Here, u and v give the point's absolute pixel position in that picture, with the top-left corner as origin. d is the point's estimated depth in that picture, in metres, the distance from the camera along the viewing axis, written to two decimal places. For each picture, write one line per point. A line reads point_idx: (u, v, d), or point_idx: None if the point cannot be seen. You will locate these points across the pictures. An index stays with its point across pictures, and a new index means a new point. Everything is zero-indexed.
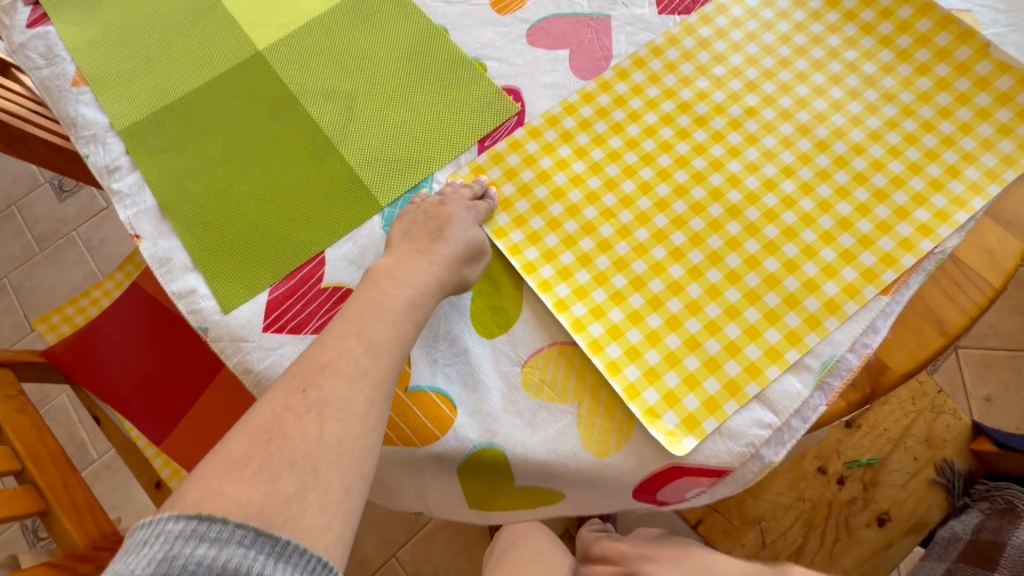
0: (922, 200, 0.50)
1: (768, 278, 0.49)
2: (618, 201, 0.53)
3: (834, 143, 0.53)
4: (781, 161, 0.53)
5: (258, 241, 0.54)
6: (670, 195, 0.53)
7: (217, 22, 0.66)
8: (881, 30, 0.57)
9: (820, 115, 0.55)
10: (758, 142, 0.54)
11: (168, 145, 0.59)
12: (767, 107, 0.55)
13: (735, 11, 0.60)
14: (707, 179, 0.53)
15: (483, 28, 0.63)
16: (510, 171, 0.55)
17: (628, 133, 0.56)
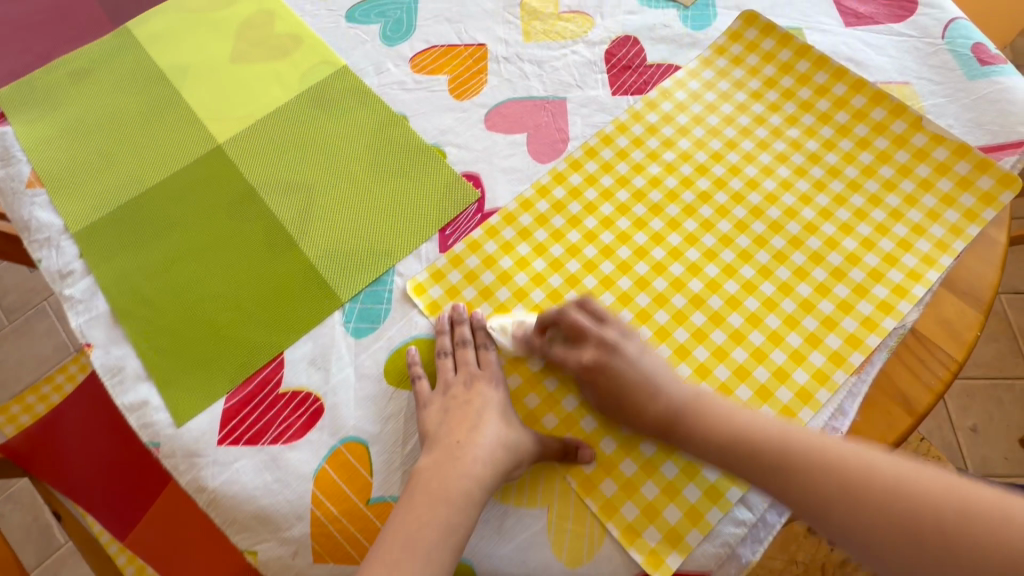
0: (878, 275, 0.51)
1: (738, 370, 0.48)
2: (581, 294, 0.53)
3: (787, 223, 0.54)
4: (738, 246, 0.54)
5: (215, 345, 0.53)
6: (632, 287, 0.53)
7: (177, 116, 0.66)
8: (818, 107, 0.60)
9: (770, 195, 0.56)
10: (713, 227, 0.55)
11: (123, 245, 0.58)
12: (718, 190, 0.57)
13: (681, 95, 0.62)
14: (667, 269, 0.53)
15: (442, 114, 0.64)
16: (470, 274, 0.55)
17: (585, 226, 0.56)
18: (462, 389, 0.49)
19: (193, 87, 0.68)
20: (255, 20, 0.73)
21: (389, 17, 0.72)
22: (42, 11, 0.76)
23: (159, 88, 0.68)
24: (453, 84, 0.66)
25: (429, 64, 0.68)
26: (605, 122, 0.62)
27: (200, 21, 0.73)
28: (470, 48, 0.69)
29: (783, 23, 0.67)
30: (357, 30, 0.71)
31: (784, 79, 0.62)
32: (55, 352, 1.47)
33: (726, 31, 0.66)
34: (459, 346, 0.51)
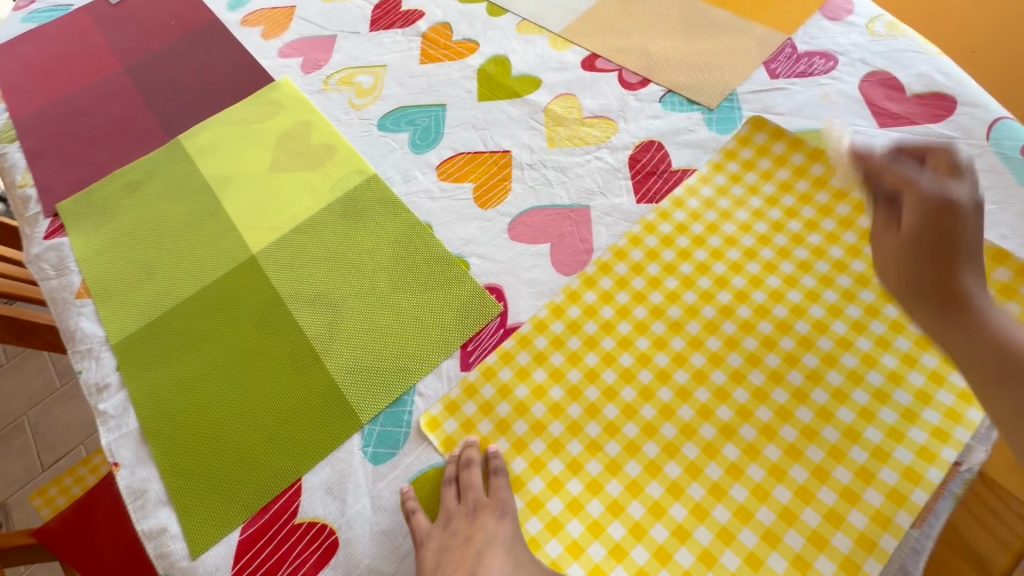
0: (927, 397, 0.49)
1: (783, 512, 0.46)
2: (603, 422, 0.51)
3: (818, 339, 0.53)
4: (769, 366, 0.52)
5: (236, 466, 0.52)
6: (657, 416, 0.51)
7: (216, 225, 0.70)
8: (857, 224, 0.59)
9: (798, 308, 0.55)
10: (739, 345, 0.54)
11: (158, 358, 0.60)
12: (741, 304, 0.56)
13: (695, 206, 0.62)
14: (693, 395, 0.52)
15: (466, 223, 0.65)
16: (484, 405, 0.53)
17: (603, 348, 0.55)
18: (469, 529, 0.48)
19: (232, 196, 0.72)
20: (294, 131, 0.78)
21: (418, 125, 0.75)
22: (107, 125, 0.84)
23: (202, 197, 0.73)
24: (478, 192, 0.67)
25: (455, 171, 0.70)
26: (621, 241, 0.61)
27: (245, 133, 0.78)
28: (496, 155, 0.70)
29: (809, 127, 0.66)
30: (387, 139, 0.75)
31: (818, 194, 0.61)
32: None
33: (733, 136, 0.67)
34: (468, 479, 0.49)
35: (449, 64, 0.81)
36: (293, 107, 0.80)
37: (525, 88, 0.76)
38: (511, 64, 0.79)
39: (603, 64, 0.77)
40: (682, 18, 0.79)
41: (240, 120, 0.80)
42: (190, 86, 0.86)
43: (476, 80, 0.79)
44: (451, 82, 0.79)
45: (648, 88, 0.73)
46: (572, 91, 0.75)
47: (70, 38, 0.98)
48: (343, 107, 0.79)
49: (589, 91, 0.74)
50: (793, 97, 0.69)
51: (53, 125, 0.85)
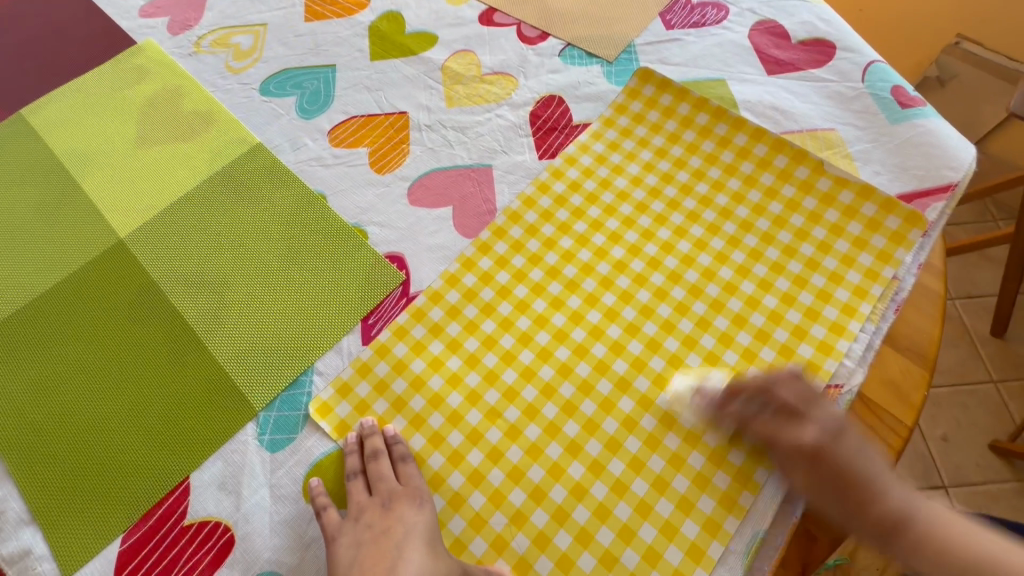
0: (803, 333, 0.50)
1: (673, 457, 0.46)
2: (500, 387, 0.50)
3: (706, 286, 0.53)
4: (660, 317, 0.52)
5: (109, 474, 0.47)
6: (555, 376, 0.50)
7: (74, 208, 0.61)
8: (742, 170, 0.59)
9: (687, 257, 0.55)
10: (633, 298, 0.53)
11: (8, 363, 0.52)
12: (634, 258, 0.55)
13: (590, 160, 0.61)
14: (589, 352, 0.51)
15: (363, 190, 0.61)
16: (380, 383, 0.51)
17: (500, 314, 0.53)
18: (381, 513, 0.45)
19: (92, 175, 0.64)
20: (163, 99, 0.69)
21: (306, 88, 0.69)
22: None
23: (55, 179, 0.64)
24: (374, 158, 0.63)
25: (348, 136, 0.65)
26: (515, 203, 0.59)
27: (103, 103, 0.69)
28: (391, 117, 0.66)
29: (704, 76, 0.67)
30: (271, 104, 0.68)
31: (705, 142, 0.61)
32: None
33: (624, 88, 0.66)
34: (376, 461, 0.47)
35: (337, 21, 0.75)
36: (160, 73, 0.71)
37: (420, 46, 0.72)
38: (404, 20, 0.74)
39: (501, 19, 0.73)
40: None
41: (97, 89, 0.70)
42: (34, 53, 0.75)
43: (368, 38, 0.73)
44: (340, 40, 0.73)
45: (548, 42, 0.71)
46: (470, 47, 0.71)
47: None
48: (219, 70, 0.72)
49: (487, 47, 0.71)
50: (688, 48, 0.69)
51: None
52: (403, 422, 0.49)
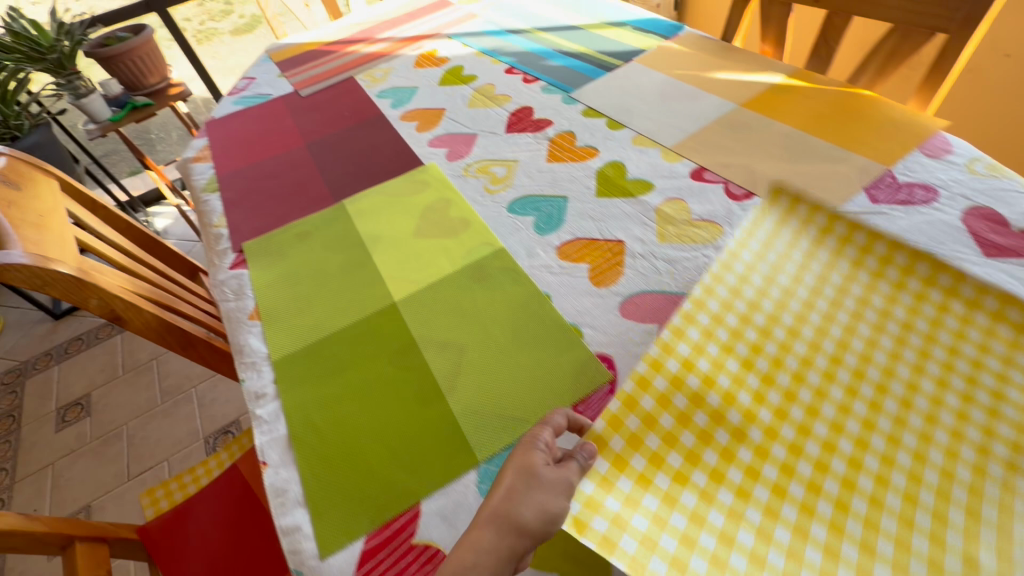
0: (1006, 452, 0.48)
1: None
2: (696, 457, 0.51)
3: (891, 401, 0.53)
4: (864, 420, 0.52)
5: (355, 478, 0.59)
6: (743, 478, 0.49)
7: (367, 273, 0.83)
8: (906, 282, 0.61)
9: (862, 370, 0.55)
10: (810, 407, 0.54)
11: (307, 377, 0.70)
12: (807, 369, 0.56)
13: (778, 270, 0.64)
14: (769, 455, 0.51)
15: (582, 297, 0.73)
16: (590, 498, 0.47)
17: (673, 408, 0.54)
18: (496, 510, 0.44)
19: (382, 252, 0.86)
20: (437, 205, 0.92)
21: (542, 210, 0.88)
22: (288, 187, 1.03)
23: (357, 250, 0.87)
24: (593, 272, 0.76)
25: (573, 252, 0.80)
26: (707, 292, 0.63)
27: (397, 203, 0.94)
28: (610, 243, 0.80)
29: (914, 249, 0.71)
30: (515, 219, 0.87)
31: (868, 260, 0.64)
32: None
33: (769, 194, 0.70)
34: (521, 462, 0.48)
35: (573, 164, 0.95)
36: (438, 187, 0.96)
37: (639, 190, 0.88)
38: (627, 169, 0.92)
39: (711, 177, 0.87)
40: (784, 146, 0.90)
41: (394, 193, 0.96)
42: (357, 163, 1.06)
43: (596, 179, 0.91)
44: (573, 179, 0.92)
45: (753, 200, 0.82)
46: (682, 195, 0.85)
47: (268, 121, 1.25)
48: (480, 189, 0.94)
49: (697, 197, 0.84)
50: (895, 222, 0.74)
51: (247, 183, 1.06)
52: (604, 521, 0.45)
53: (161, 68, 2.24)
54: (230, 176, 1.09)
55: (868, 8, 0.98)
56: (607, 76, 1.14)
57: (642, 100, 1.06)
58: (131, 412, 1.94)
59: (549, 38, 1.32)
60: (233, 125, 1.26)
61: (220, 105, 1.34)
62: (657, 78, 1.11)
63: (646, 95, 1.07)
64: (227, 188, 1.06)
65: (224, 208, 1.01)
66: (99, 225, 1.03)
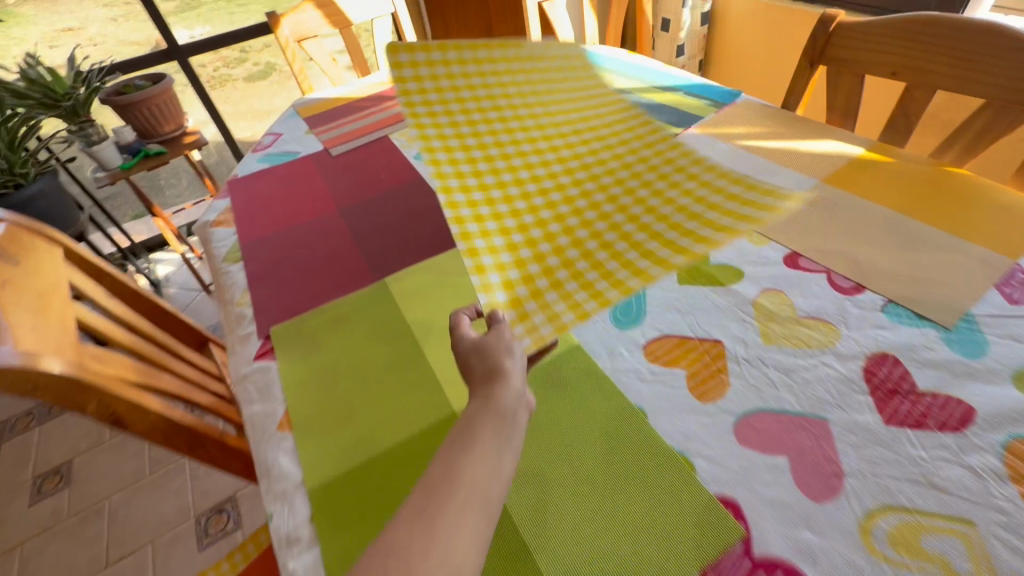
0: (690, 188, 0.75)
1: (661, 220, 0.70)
2: (453, 157, 0.69)
3: (583, 166, 0.77)
4: (566, 161, 0.77)
5: (363, 521, 0.56)
6: (570, 245, 0.67)
7: (418, 373, 0.70)
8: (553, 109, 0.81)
9: (558, 144, 0.79)
10: (557, 165, 0.76)
11: (351, 515, 0.56)
12: (548, 150, 0.77)
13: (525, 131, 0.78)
14: (558, 208, 0.71)
15: (685, 415, 0.61)
16: (481, 266, 0.60)
17: (515, 207, 0.69)
18: (441, 476, 0.43)
19: (434, 345, 0.74)
20: None
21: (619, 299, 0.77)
22: (321, 260, 0.93)
23: (405, 342, 0.75)
24: (692, 382, 0.64)
25: (663, 354, 0.68)
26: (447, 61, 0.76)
27: (448, 284, 0.83)
28: (706, 343, 0.69)
29: None
30: None
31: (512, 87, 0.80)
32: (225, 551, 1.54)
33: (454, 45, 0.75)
34: (485, 363, 0.51)
35: None
36: None
37: (727, 278, 0.77)
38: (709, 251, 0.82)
39: (808, 264, 0.77)
40: (886, 230, 0.80)
41: (443, 272, 0.85)
42: (397, 234, 0.96)
43: None
44: None
45: (866, 295, 0.71)
46: (780, 286, 0.74)
47: (296, 182, 1.15)
48: None
49: (799, 289, 0.73)
50: None
51: (274, 254, 0.95)
52: (487, 296, 0.58)
53: (177, 115, 2.19)
54: (255, 245, 0.98)
55: (955, 83, 0.91)
56: None
57: None
58: (116, 485, 1.76)
59: None
60: (258, 185, 1.17)
61: (244, 163, 1.26)
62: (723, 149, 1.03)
63: None
64: (252, 259, 0.95)
65: (249, 284, 0.90)
66: (104, 298, 0.92)
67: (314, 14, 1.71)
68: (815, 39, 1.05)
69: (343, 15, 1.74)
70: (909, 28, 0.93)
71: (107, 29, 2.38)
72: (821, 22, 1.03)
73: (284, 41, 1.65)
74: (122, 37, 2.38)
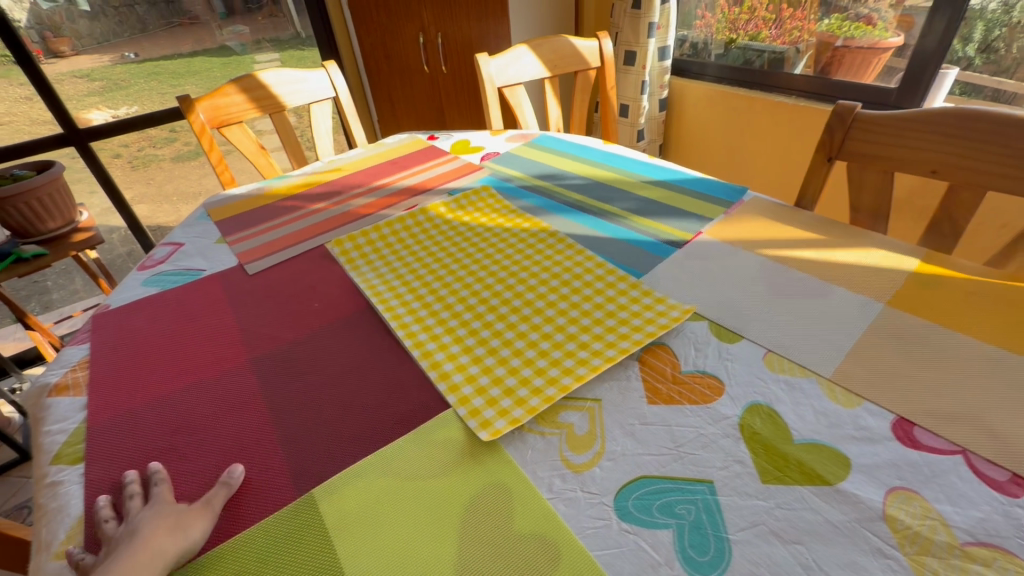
0: (612, 245, 0.92)
1: (596, 306, 0.78)
2: (414, 308, 0.82)
3: (517, 271, 0.88)
4: (503, 274, 0.88)
5: None
6: (524, 325, 0.76)
7: None
8: (492, 241, 0.97)
9: (499, 261, 0.91)
10: (498, 277, 0.87)
11: None
12: (490, 268, 0.90)
13: (458, 278, 0.88)
14: (502, 311, 0.79)
15: None
16: (453, 385, 0.67)
17: (468, 325, 0.77)
18: None
19: None
20: (486, 502, 0.53)
21: (683, 517, 0.50)
22: (208, 459, 0.60)
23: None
24: None
25: None
26: (393, 267, 0.93)
27: (413, 498, 0.54)
28: None
29: None
30: (640, 538, 0.49)
31: (467, 243, 0.98)
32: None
33: (340, 242, 0.99)
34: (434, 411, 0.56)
35: (693, 410, 0.60)
36: (482, 456, 0.58)
37: (829, 469, 0.53)
38: (784, 420, 0.58)
39: (928, 438, 0.55)
40: (999, 377, 0.60)
41: (407, 475, 0.56)
42: (333, 404, 0.66)
43: (745, 443, 0.56)
44: (704, 440, 0.57)
45: None
46: (906, 482, 0.51)
47: (189, 318, 0.84)
48: (555, 464, 0.56)
49: (936, 488, 0.50)
50: None
51: (134, 453, 0.62)
52: (464, 410, 0.63)
53: (68, 211, 1.84)
54: (104, 436, 0.64)
55: (1017, 184, 0.76)
56: (679, 256, 0.87)
57: (743, 292, 0.78)
58: None
59: (581, 201, 1.07)
60: (137, 319, 0.84)
61: (123, 286, 0.93)
62: (750, 260, 0.84)
63: (746, 284, 0.79)
64: (94, 464, 0.61)
65: (82, 517, 0.55)
66: None
67: (239, 98, 1.46)
68: (831, 132, 0.92)
69: (275, 99, 1.51)
70: (948, 123, 0.80)
71: (18, 108, 1.97)
72: (837, 114, 0.91)
73: (199, 127, 1.39)
74: (36, 114, 1.99)
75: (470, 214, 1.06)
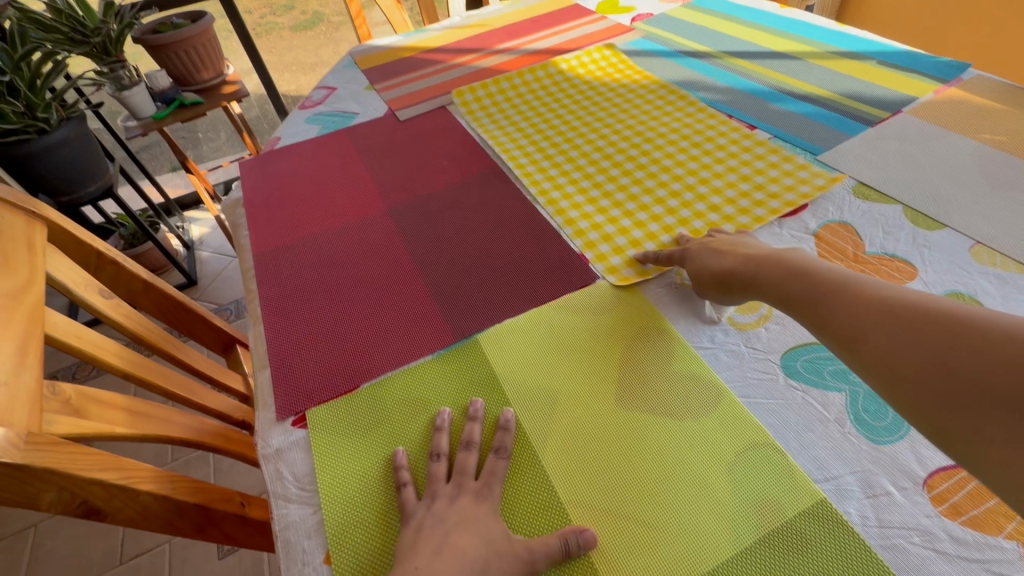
0: (781, 116, 0.83)
1: (759, 173, 0.73)
2: (561, 163, 0.81)
3: (669, 133, 0.82)
4: (653, 135, 0.83)
5: (414, 416, 0.52)
6: (679, 187, 0.73)
7: (534, 487, 0.45)
8: (640, 103, 0.91)
9: (648, 122, 0.86)
10: (648, 137, 0.82)
11: None
12: (638, 129, 0.85)
13: (601, 140, 0.84)
14: (654, 171, 0.76)
15: None
16: (605, 236, 0.68)
17: (618, 181, 0.76)
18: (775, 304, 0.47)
19: (562, 436, 0.48)
20: (645, 340, 0.55)
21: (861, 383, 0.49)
22: (379, 269, 0.68)
23: (502, 435, 0.48)
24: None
25: (965, 502, 0.41)
26: (533, 125, 0.90)
27: (569, 325, 0.57)
28: None
29: None
30: (807, 395, 0.49)
31: (613, 103, 0.92)
32: (250, 566, 1.13)
33: (480, 95, 0.98)
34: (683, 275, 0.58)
35: None
36: (639, 302, 0.59)
37: None
38: None
39: None
40: None
41: (562, 309, 0.59)
42: (485, 248, 0.69)
43: None
44: None
45: None
46: None
47: (340, 159, 0.88)
48: (718, 319, 0.56)
49: None
50: None
51: (312, 263, 0.70)
52: (619, 261, 0.64)
53: (218, 62, 1.95)
54: (283, 251, 0.72)
55: None
56: (870, 134, 0.76)
57: (952, 178, 0.67)
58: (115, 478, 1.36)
59: (747, 68, 0.95)
60: (303, 151, 0.91)
61: (288, 122, 1.00)
62: (964, 145, 0.71)
63: (957, 171, 0.68)
64: (281, 270, 0.70)
65: (290, 300, 0.65)
66: (103, 299, 0.69)
67: None
68: None
69: None
70: None
71: None
72: None
73: None
74: None
75: (614, 77, 0.98)
